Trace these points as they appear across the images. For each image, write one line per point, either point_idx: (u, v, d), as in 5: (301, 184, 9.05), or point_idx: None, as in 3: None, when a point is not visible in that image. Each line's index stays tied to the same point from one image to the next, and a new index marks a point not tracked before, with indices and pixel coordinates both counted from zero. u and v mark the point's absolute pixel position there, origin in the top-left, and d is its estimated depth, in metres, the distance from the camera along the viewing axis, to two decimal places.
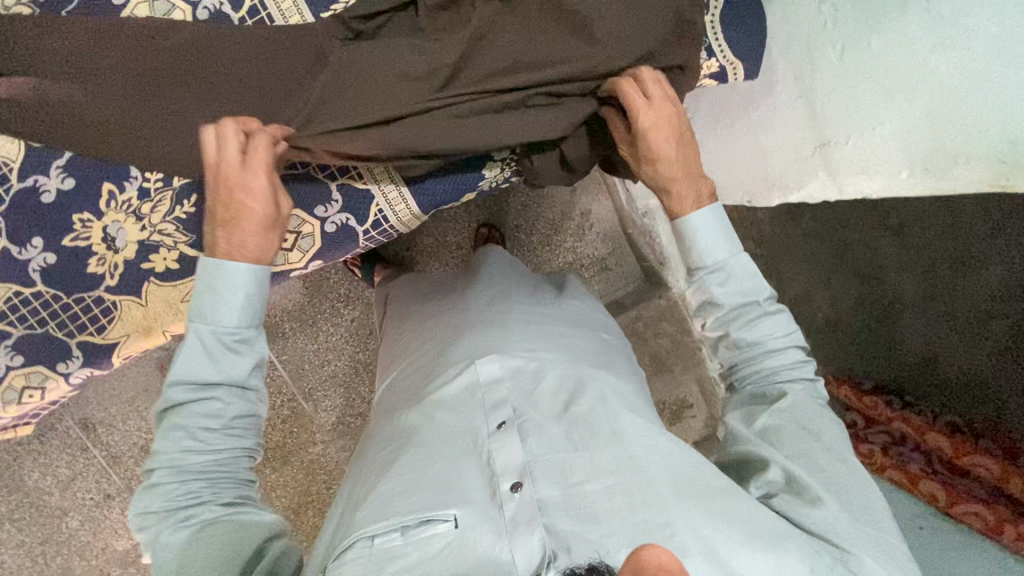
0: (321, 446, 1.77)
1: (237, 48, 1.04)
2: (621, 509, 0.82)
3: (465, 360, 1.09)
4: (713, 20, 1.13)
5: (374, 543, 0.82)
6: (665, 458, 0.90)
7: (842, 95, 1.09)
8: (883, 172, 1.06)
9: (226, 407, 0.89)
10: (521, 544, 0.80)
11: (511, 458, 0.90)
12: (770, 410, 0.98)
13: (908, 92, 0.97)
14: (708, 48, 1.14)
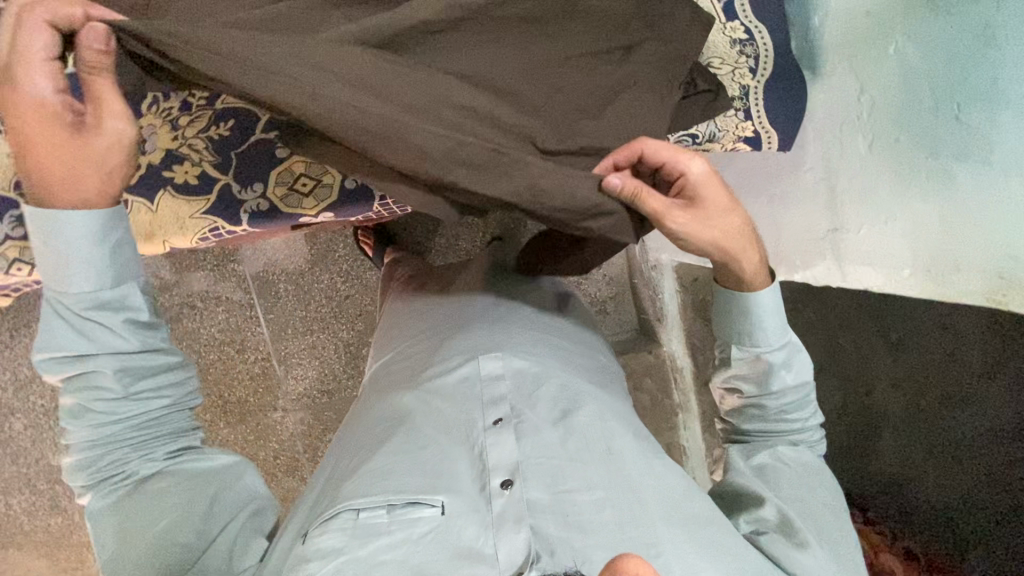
0: (281, 414, 1.70)
1: None
2: (608, 521, 0.82)
3: (470, 353, 1.07)
4: (756, 87, 1.21)
5: (357, 518, 0.81)
6: (659, 487, 0.89)
7: (864, 191, 1.09)
8: (888, 264, 1.05)
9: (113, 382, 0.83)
10: (506, 541, 0.79)
11: (504, 454, 0.89)
12: (772, 450, 0.99)
13: (925, 190, 0.97)
14: (746, 111, 1.21)
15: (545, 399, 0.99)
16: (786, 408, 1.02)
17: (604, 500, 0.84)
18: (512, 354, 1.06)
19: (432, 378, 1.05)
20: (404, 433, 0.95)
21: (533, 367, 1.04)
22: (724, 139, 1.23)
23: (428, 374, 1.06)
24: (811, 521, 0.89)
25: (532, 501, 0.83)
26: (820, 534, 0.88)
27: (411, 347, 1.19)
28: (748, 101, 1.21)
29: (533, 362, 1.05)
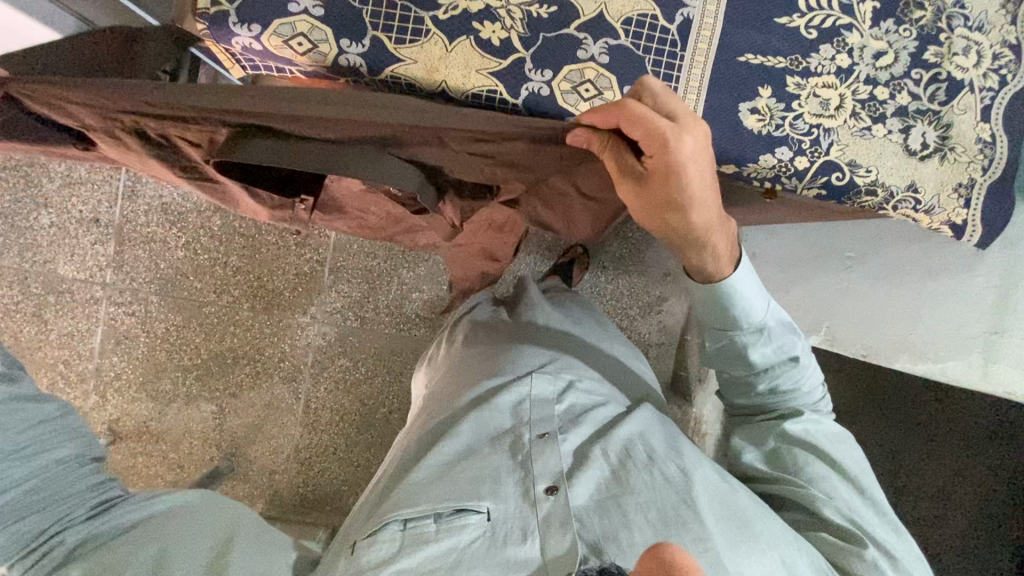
0: (308, 320, 1.84)
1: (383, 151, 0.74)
2: (652, 522, 0.78)
3: (511, 378, 1.04)
4: (979, 183, 0.90)
5: (406, 527, 0.79)
6: (706, 489, 0.83)
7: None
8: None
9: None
10: (553, 537, 0.77)
11: (551, 466, 0.85)
12: (790, 438, 0.91)
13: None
14: (967, 198, 0.90)
15: (570, 410, 0.97)
16: (787, 393, 0.93)
17: (648, 500, 0.81)
18: (566, 387, 1.01)
19: (469, 393, 1.03)
20: (453, 435, 0.93)
21: (583, 402, 1.00)
22: (936, 218, 0.91)
23: (472, 390, 1.04)
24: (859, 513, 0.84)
25: (579, 511, 0.80)
26: (871, 523, 0.83)
27: (456, 378, 1.13)
28: (972, 191, 0.90)
29: (578, 394, 1.01)
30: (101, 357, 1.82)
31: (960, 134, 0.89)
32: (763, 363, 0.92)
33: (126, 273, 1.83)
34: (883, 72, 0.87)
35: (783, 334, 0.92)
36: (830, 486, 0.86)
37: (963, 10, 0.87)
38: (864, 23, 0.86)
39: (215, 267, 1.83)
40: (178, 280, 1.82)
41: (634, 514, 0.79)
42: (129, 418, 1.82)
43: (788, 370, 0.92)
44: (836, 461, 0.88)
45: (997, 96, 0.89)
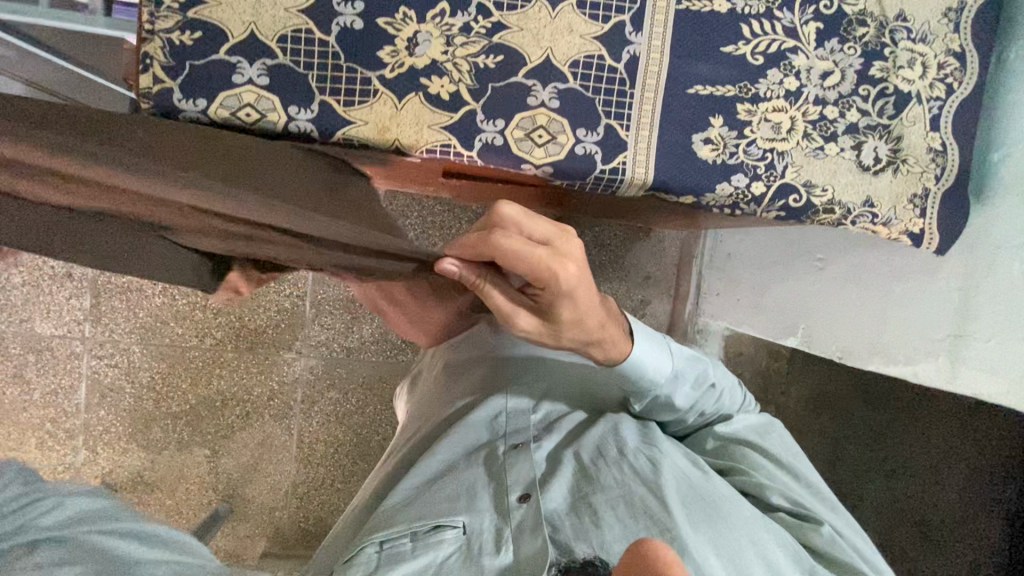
0: (293, 355, 1.64)
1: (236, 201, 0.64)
2: (625, 522, 0.77)
3: (486, 398, 1.00)
4: (934, 193, 0.91)
5: (382, 547, 0.74)
6: (670, 484, 0.83)
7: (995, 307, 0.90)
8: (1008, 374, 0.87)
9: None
10: (528, 536, 0.75)
11: (522, 474, 0.84)
12: (722, 435, 0.98)
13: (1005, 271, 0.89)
14: (922, 208, 0.91)
15: (543, 419, 0.97)
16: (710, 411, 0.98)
17: (621, 495, 0.80)
18: (539, 398, 1.00)
19: (450, 407, 1.02)
20: (414, 476, 0.86)
21: (560, 413, 0.98)
22: (894, 229, 0.93)
23: (452, 411, 1.01)
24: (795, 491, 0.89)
25: (554, 514, 0.78)
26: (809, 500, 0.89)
27: (441, 400, 1.05)
28: (927, 200, 0.91)
29: (553, 403, 0.99)
30: (89, 413, 1.57)
31: (911, 146, 0.90)
32: (685, 398, 0.95)
33: (104, 323, 1.58)
34: (831, 91, 0.88)
35: (697, 372, 0.96)
36: (768, 471, 0.92)
37: (905, 23, 0.88)
38: (809, 44, 0.87)
39: (180, 305, 1.59)
40: (127, 321, 1.57)
41: (607, 512, 0.78)
42: (123, 468, 1.57)
43: (709, 392, 0.97)
44: (762, 450, 0.95)
45: (945, 105, 0.90)
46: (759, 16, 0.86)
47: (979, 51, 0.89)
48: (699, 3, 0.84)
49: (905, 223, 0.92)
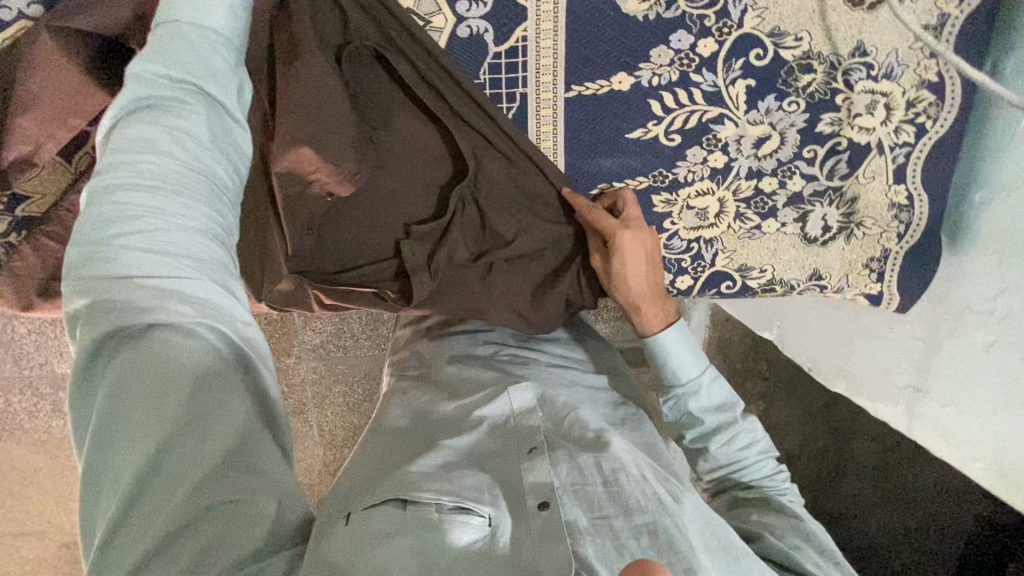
0: (293, 362, 1.28)
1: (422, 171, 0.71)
2: (644, 550, 0.57)
3: (501, 386, 0.76)
4: (892, 257, 0.79)
5: (403, 510, 0.56)
6: (702, 519, 0.60)
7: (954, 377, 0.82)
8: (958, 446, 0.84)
9: (178, 207, 0.43)
10: (547, 543, 0.55)
11: (542, 475, 0.62)
12: (773, 510, 0.68)
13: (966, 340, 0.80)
14: (879, 272, 0.81)
15: (581, 426, 0.70)
16: (742, 456, 0.73)
17: (644, 521, 0.59)
18: (553, 390, 0.76)
19: (449, 403, 0.75)
20: (439, 449, 0.66)
21: (596, 416, 0.73)
22: (848, 293, 0.84)
23: (442, 394, 0.78)
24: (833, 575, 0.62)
25: (573, 531, 0.58)
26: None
27: (433, 389, 0.79)
28: (886, 262, 0.80)
29: (577, 403, 0.75)
30: None
31: (868, 206, 0.77)
32: (708, 420, 0.73)
33: None
34: (768, 160, 0.74)
35: (722, 394, 0.74)
36: (800, 537, 0.65)
37: (864, 58, 0.69)
38: (738, 109, 0.71)
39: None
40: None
41: (623, 531, 0.58)
42: None
43: (741, 426, 0.73)
44: (805, 520, 0.66)
45: (914, 150, 0.74)
46: (673, 84, 0.70)
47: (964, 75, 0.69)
48: (593, 85, 0.69)
49: (859, 290, 0.83)
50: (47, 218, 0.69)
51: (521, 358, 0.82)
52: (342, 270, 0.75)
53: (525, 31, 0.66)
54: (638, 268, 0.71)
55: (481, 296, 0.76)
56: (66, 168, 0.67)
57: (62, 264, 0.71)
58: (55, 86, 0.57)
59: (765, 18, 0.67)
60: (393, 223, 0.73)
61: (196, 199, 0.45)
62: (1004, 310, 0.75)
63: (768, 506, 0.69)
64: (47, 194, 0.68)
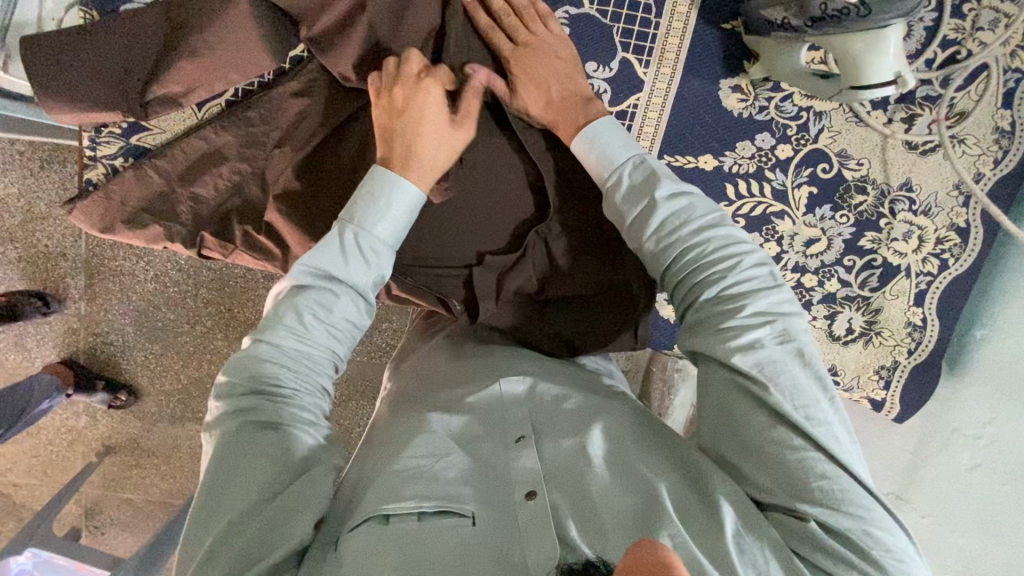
0: None
1: (502, 191, 0.78)
2: (626, 531, 0.47)
3: (493, 373, 0.68)
4: (901, 369, 0.88)
5: (389, 521, 0.50)
6: (692, 495, 0.50)
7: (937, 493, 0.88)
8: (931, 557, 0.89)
9: (341, 305, 0.58)
10: (531, 532, 0.48)
11: (527, 468, 0.54)
12: (708, 309, 0.55)
13: (944, 456, 0.88)
14: (886, 379, 0.89)
15: (568, 411, 0.61)
16: (675, 242, 0.58)
17: (624, 501, 0.50)
18: (542, 377, 0.68)
19: (449, 380, 0.70)
20: (425, 433, 0.59)
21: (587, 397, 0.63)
22: (855, 393, 0.91)
23: (438, 382, 0.70)
24: (794, 442, 0.48)
25: (559, 514, 0.50)
26: (822, 470, 0.46)
27: (432, 378, 0.72)
28: (894, 373, 0.89)
29: (570, 385, 0.66)
30: None
31: (888, 319, 0.86)
32: (635, 213, 0.60)
33: (104, 301, 1.14)
34: (813, 259, 0.83)
35: (646, 176, 0.61)
36: (746, 389, 0.50)
37: (910, 192, 0.80)
38: (798, 210, 0.81)
39: (173, 287, 1.13)
40: (121, 299, 1.14)
41: (605, 514, 0.49)
42: (114, 440, 1.23)
43: (658, 212, 0.58)
44: (755, 355, 0.50)
45: (935, 281, 0.84)
46: (748, 175, 0.79)
47: (986, 228, 0.81)
48: (682, 159, 0.78)
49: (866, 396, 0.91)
50: (160, 151, 0.73)
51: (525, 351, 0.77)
52: (413, 266, 0.80)
53: (637, 100, 0.76)
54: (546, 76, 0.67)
55: (535, 323, 0.80)
56: (193, 113, 0.73)
57: (156, 198, 0.74)
58: (228, 30, 0.64)
59: (836, 140, 0.78)
60: (475, 240, 0.79)
61: (372, 267, 0.60)
62: (991, 437, 0.85)
63: (698, 331, 0.55)
64: (168, 132, 0.73)
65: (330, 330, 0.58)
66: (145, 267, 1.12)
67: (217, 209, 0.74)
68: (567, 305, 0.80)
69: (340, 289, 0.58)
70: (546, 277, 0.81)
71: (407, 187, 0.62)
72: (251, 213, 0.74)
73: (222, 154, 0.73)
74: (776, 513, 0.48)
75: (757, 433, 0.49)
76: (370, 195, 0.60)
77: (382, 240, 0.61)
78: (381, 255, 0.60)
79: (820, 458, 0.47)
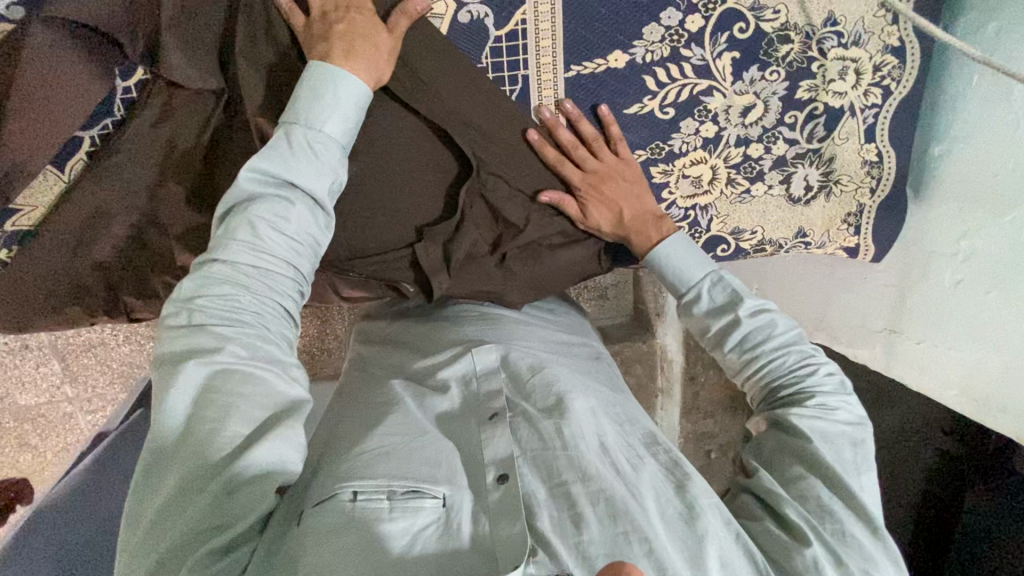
0: None
1: (414, 158, 0.72)
2: (600, 522, 0.51)
3: (462, 346, 0.71)
4: (867, 210, 0.86)
5: (355, 504, 0.51)
6: (665, 484, 0.57)
7: (928, 318, 0.89)
8: (933, 378, 0.91)
9: (298, 215, 0.55)
10: (501, 520, 0.51)
11: (501, 449, 0.57)
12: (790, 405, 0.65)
13: (926, 279, 0.88)
14: (856, 224, 0.87)
15: (541, 386, 0.64)
16: (759, 352, 0.69)
17: (600, 488, 0.53)
18: (515, 347, 0.70)
19: (419, 361, 0.72)
20: (396, 416, 0.60)
21: (561, 369, 0.67)
22: (828, 246, 0.90)
23: (412, 354, 0.74)
24: (813, 492, 0.58)
25: (530, 503, 0.53)
26: (828, 509, 0.57)
27: (408, 350, 0.75)
28: (861, 216, 0.87)
29: (544, 359, 0.69)
30: None
31: (843, 165, 0.83)
32: (714, 324, 0.71)
33: (83, 382, 1.12)
34: (753, 127, 0.79)
35: (727, 292, 0.72)
36: (806, 462, 0.60)
37: (835, 27, 0.74)
38: (725, 81, 0.75)
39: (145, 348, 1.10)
40: (103, 372, 1.11)
41: (580, 498, 0.53)
42: None
43: (724, 317, 0.71)
44: (809, 441, 0.60)
45: (881, 111, 0.80)
46: (664, 60, 0.73)
47: (922, 39, 0.76)
48: (590, 65, 0.72)
49: (840, 246, 0.90)
50: (44, 229, 0.66)
51: (494, 314, 0.78)
52: (355, 260, 0.76)
53: (524, 15, 0.68)
54: (621, 195, 0.75)
55: (499, 281, 0.78)
56: (60, 178, 0.65)
57: (60, 280, 0.69)
58: (50, 75, 0.56)
59: None
60: (403, 218, 0.74)
61: (321, 172, 0.57)
62: (969, 250, 0.83)
63: (784, 430, 0.64)
64: (41, 207, 0.65)
65: (286, 241, 0.55)
66: (112, 331, 1.10)
67: (128, 269, 0.70)
68: (523, 250, 0.79)
69: (289, 198, 0.55)
70: (493, 230, 0.77)
71: (351, 82, 0.58)
72: (166, 262, 0.70)
73: (108, 212, 0.66)
74: (779, 538, 0.55)
75: (790, 481, 0.59)
76: (308, 89, 0.57)
77: (334, 141, 0.58)
78: (327, 165, 0.58)
79: (833, 505, 0.57)
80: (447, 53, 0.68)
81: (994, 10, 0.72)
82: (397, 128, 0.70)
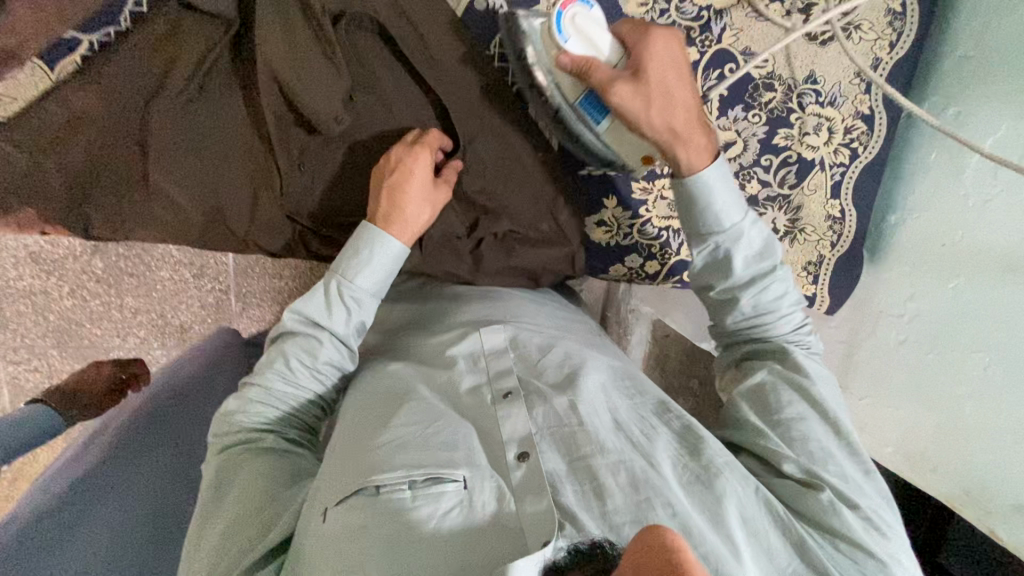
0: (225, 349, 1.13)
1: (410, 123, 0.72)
2: (623, 491, 0.51)
3: (470, 326, 0.70)
4: (826, 261, 0.91)
5: (380, 493, 0.51)
6: (680, 452, 0.56)
7: (871, 374, 0.92)
8: (870, 434, 0.93)
9: (325, 351, 0.65)
10: (527, 496, 0.51)
11: (519, 427, 0.57)
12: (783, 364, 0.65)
13: (869, 336, 0.93)
14: (814, 274, 0.92)
15: (555, 365, 0.65)
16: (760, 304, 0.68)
17: (619, 459, 0.53)
18: (522, 328, 0.70)
19: (429, 335, 0.72)
20: (412, 403, 0.59)
21: (570, 346, 0.68)
22: None
23: (417, 332, 0.74)
24: (813, 437, 0.59)
25: (554, 480, 0.52)
26: (829, 455, 0.58)
27: (408, 326, 0.75)
28: (821, 267, 0.91)
29: (553, 338, 0.69)
30: (12, 417, 1.11)
31: (810, 215, 0.88)
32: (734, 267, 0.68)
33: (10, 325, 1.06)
34: (732, 163, 0.84)
35: (757, 238, 0.68)
36: (807, 409, 0.61)
37: (815, 86, 0.81)
38: (711, 114, 0.81)
39: (88, 299, 1.06)
40: (38, 322, 1.06)
41: (601, 470, 0.53)
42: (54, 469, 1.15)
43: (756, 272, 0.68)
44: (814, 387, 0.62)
45: (848, 170, 0.86)
46: None
47: (889, 110, 0.83)
48: None
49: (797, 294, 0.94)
50: (18, 123, 0.64)
51: (492, 292, 0.78)
52: (333, 214, 0.74)
53: None
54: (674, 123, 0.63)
55: (469, 266, 0.80)
56: (44, 76, 0.63)
57: (23, 179, 0.67)
58: None
59: (739, 38, 0.78)
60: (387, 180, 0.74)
61: (347, 337, 0.66)
62: (913, 312, 0.86)
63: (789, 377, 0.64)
64: (18, 101, 0.64)
65: (311, 378, 0.65)
66: (57, 281, 1.04)
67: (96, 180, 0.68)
68: (502, 238, 0.80)
69: (316, 350, 0.65)
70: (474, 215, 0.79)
71: (391, 243, 0.66)
72: (136, 178, 0.68)
73: (89, 116, 0.65)
74: (792, 486, 0.57)
75: (788, 427, 0.60)
76: (356, 247, 0.65)
77: (369, 298, 0.67)
78: (358, 334, 0.67)
79: (831, 449, 0.58)
80: (460, 31, 0.70)
81: (955, 94, 0.80)
82: (398, 94, 0.71)
